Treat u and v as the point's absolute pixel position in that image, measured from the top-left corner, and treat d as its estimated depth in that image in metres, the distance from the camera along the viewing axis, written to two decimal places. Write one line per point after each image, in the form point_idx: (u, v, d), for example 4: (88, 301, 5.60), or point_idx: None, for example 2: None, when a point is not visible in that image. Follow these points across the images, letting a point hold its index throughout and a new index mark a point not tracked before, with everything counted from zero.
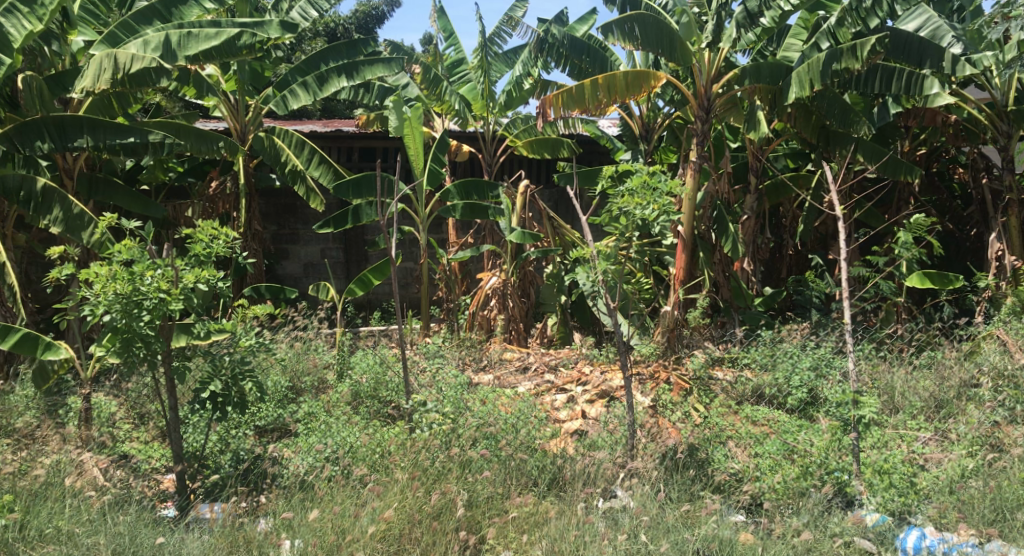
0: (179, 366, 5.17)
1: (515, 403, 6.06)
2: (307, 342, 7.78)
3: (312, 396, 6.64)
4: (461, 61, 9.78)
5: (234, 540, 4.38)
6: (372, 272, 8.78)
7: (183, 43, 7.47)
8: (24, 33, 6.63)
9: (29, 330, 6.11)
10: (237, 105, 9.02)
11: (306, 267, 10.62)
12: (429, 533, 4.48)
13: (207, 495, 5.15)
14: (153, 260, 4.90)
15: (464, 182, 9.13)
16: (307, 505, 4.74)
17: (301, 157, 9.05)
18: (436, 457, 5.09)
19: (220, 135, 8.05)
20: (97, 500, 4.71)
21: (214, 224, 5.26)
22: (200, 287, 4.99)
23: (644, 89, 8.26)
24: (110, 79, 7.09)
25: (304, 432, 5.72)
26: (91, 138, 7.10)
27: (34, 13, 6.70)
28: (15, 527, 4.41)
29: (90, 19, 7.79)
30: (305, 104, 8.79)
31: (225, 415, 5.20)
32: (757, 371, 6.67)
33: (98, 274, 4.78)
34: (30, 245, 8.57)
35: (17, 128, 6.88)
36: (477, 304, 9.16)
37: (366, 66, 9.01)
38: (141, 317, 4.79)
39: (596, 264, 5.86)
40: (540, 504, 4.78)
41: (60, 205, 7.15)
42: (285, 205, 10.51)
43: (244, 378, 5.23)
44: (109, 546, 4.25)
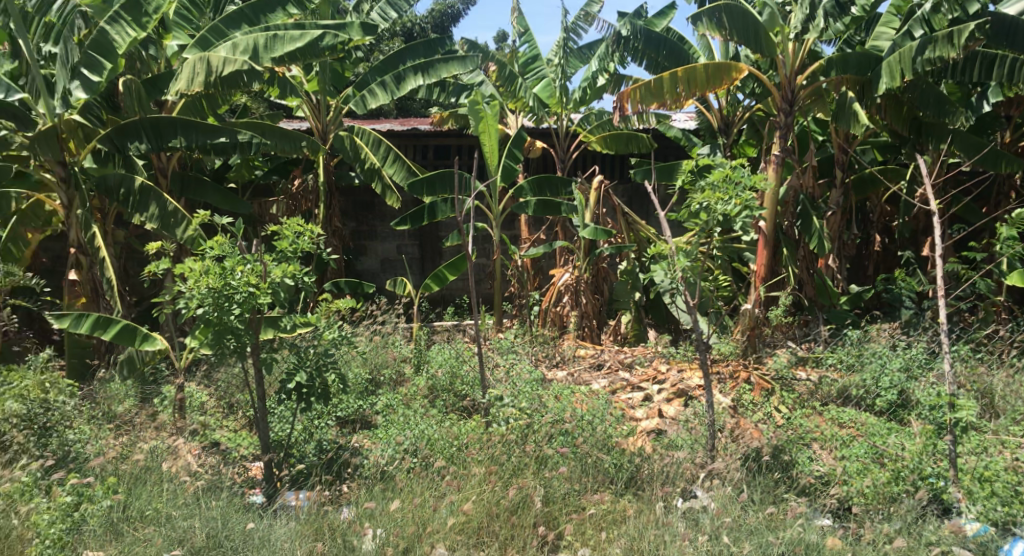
0: (267, 357, 5.29)
1: (590, 400, 5.98)
2: (385, 336, 7.87)
3: (389, 388, 6.75)
4: (535, 57, 9.63)
5: (319, 528, 4.49)
6: (447, 266, 8.82)
7: (269, 45, 7.66)
8: (128, 40, 6.94)
9: (128, 322, 6.34)
10: (318, 105, 9.24)
11: (383, 263, 10.77)
12: (507, 527, 4.55)
13: (293, 483, 5.24)
14: (244, 255, 5.05)
15: (537, 177, 9.22)
16: (388, 496, 4.81)
17: (377, 155, 9.17)
18: (512, 452, 5.13)
19: (303, 134, 8.21)
20: (192, 485, 4.86)
21: (300, 220, 5.38)
22: (287, 282, 5.10)
23: (724, 82, 8.11)
24: (203, 82, 7.35)
25: (383, 424, 5.80)
26: (184, 139, 7.36)
27: (139, 21, 6.98)
28: (119, 508, 4.60)
29: (184, 23, 8.07)
30: (383, 103, 8.92)
31: (309, 406, 5.32)
32: (843, 372, 6.44)
33: (191, 269, 4.96)
34: (127, 240, 8.93)
35: (116, 130, 7.20)
36: (550, 300, 9.18)
37: (441, 64, 9.06)
38: (232, 310, 4.94)
39: (674, 260, 5.81)
40: (617, 503, 4.78)
41: (156, 203, 7.40)
42: (363, 202, 10.68)
43: (328, 369, 5.36)
44: (203, 531, 4.38)
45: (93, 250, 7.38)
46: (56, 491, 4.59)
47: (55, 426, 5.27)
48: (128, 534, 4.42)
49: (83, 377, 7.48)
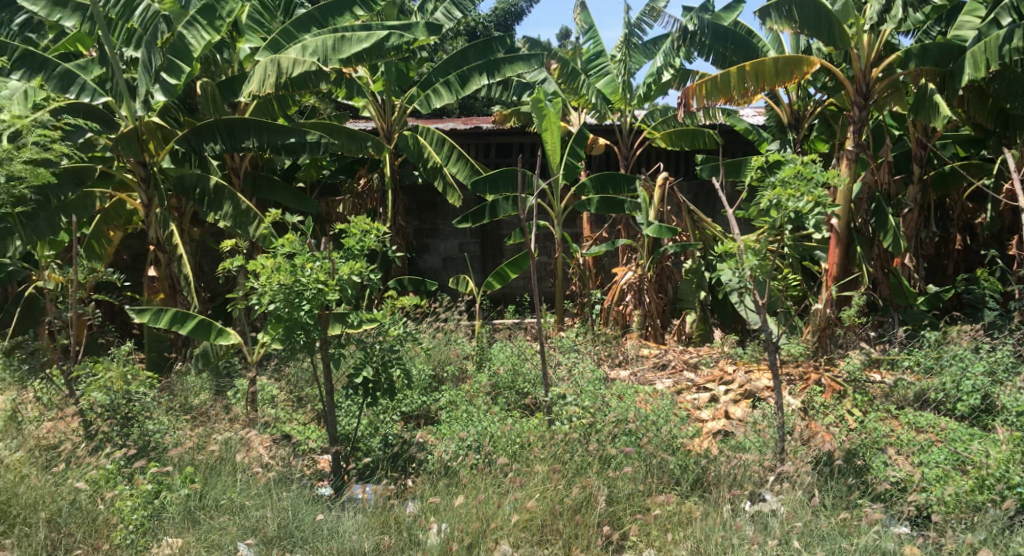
0: (335, 352, 5.35)
1: (655, 400, 5.88)
2: (448, 333, 7.89)
3: (452, 385, 6.75)
4: (600, 53, 9.66)
5: (386, 520, 4.51)
6: (510, 264, 8.79)
7: (337, 47, 7.73)
8: (203, 43, 7.25)
9: (204, 317, 6.53)
10: (384, 105, 9.26)
11: (445, 261, 10.81)
12: (570, 526, 4.48)
13: (360, 476, 5.28)
14: (313, 253, 5.10)
15: (599, 174, 9.11)
16: (452, 491, 4.79)
17: (440, 154, 9.18)
18: (575, 451, 5.05)
19: (369, 134, 8.27)
20: (264, 476, 4.94)
21: (367, 219, 5.41)
22: (354, 279, 5.15)
23: (796, 76, 7.88)
24: (274, 83, 7.50)
25: (447, 420, 5.80)
26: (257, 141, 7.63)
27: (213, 25, 7.29)
28: (196, 497, 4.72)
29: (256, 27, 8.08)
30: (447, 103, 8.91)
31: (375, 400, 5.36)
32: (921, 375, 6.22)
33: (264, 266, 5.04)
34: (202, 238, 9.15)
35: (193, 131, 7.51)
36: (612, 298, 9.10)
37: (506, 63, 9.04)
38: (302, 306, 4.99)
39: (742, 259, 5.70)
40: (683, 504, 4.68)
41: (230, 202, 7.75)
42: (426, 201, 10.73)
43: (393, 364, 5.38)
44: (275, 521, 4.47)
45: (171, 248, 7.66)
46: (139, 478, 4.74)
47: (136, 416, 5.37)
48: (204, 522, 4.52)
49: (161, 370, 7.71)
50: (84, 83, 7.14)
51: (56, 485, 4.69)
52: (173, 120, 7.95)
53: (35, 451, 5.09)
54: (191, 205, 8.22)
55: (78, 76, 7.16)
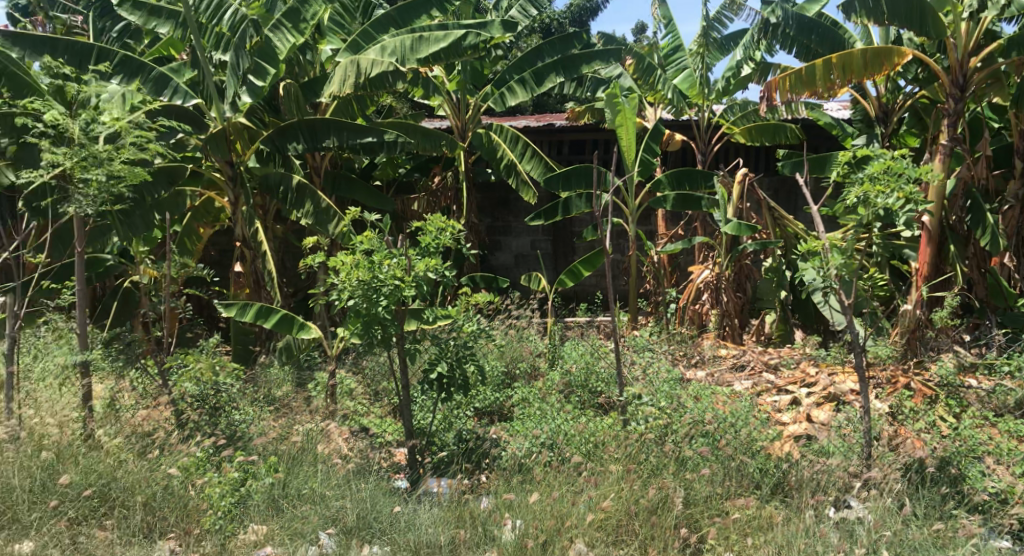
0: (411, 347, 5.38)
1: (735, 402, 5.73)
2: (521, 330, 7.86)
3: (524, 382, 6.71)
4: (678, 47, 9.56)
5: (461, 515, 4.51)
6: (583, 262, 8.68)
7: (415, 47, 7.77)
8: (288, 46, 7.48)
9: (287, 312, 6.77)
10: (459, 104, 9.33)
11: (517, 258, 10.78)
12: (646, 527, 4.39)
13: (435, 470, 5.30)
14: (391, 249, 5.15)
15: (674, 170, 8.92)
16: (526, 487, 4.76)
17: (515, 152, 9.13)
18: (651, 451, 4.96)
19: (443, 133, 8.35)
20: (342, 467, 5.01)
21: (443, 216, 5.42)
22: (430, 276, 5.16)
23: (887, 67, 7.55)
24: (354, 84, 7.66)
25: (521, 416, 5.77)
26: (337, 139, 7.74)
27: (298, 28, 7.51)
28: (279, 486, 4.83)
29: (336, 29, 8.34)
30: (522, 101, 8.88)
31: (450, 396, 5.36)
32: (1019, 382, 5.91)
33: (344, 262, 5.10)
34: (284, 236, 9.35)
35: (277, 132, 7.71)
36: (688, 298, 8.92)
37: (582, 62, 8.97)
38: (379, 301, 5.03)
39: (827, 258, 5.46)
40: (764, 508, 4.55)
41: (311, 200, 7.90)
42: (499, 198, 10.72)
43: (468, 360, 5.37)
44: (354, 512, 4.54)
45: (256, 244, 7.95)
46: (226, 466, 4.88)
47: (223, 406, 5.58)
48: (287, 510, 4.65)
49: (246, 362, 7.99)
50: (177, 86, 7.46)
51: (151, 471, 4.85)
52: (258, 121, 8.19)
53: (131, 438, 5.27)
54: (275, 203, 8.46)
55: (171, 79, 7.47)
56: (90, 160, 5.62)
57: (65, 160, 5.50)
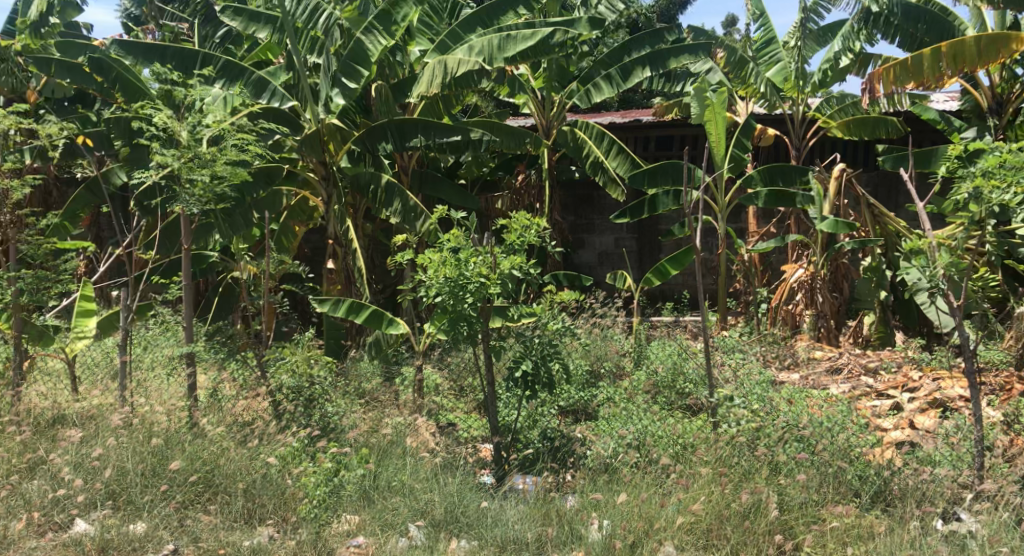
0: (496, 344, 5.49)
1: (830, 406, 5.64)
2: (606, 329, 7.89)
3: (610, 381, 6.74)
4: (772, 40, 9.29)
5: (548, 513, 4.59)
6: (671, 260, 8.61)
7: (502, 46, 7.83)
8: (380, 47, 7.65)
9: (377, 308, 7.02)
10: (544, 101, 9.44)
11: (601, 256, 10.79)
12: (740, 532, 4.37)
13: (521, 467, 5.40)
14: (477, 247, 5.28)
15: (768, 166, 8.81)
16: (613, 488, 4.80)
17: (601, 148, 9.11)
18: (743, 455, 4.93)
19: (528, 131, 8.46)
20: (430, 461, 5.16)
21: (529, 214, 5.51)
22: (515, 273, 5.25)
23: (999, 56, 7.50)
24: (440, 84, 7.80)
25: (607, 416, 5.82)
26: (424, 138, 7.92)
27: (389, 31, 7.67)
28: (371, 476, 5.01)
29: (425, 29, 8.62)
30: (608, 97, 8.84)
31: (535, 394, 5.45)
32: None
33: (431, 260, 5.26)
34: (373, 233, 9.60)
35: (367, 132, 7.95)
36: (782, 298, 8.81)
37: (671, 55, 8.83)
38: (465, 298, 5.17)
39: (933, 257, 5.25)
40: (865, 517, 4.48)
41: (398, 199, 8.08)
42: (582, 195, 10.75)
43: (553, 359, 5.45)
44: (442, 505, 4.69)
45: (348, 242, 8.25)
46: (320, 456, 5.10)
47: (317, 398, 5.82)
48: (378, 501, 4.81)
49: (338, 355, 8.25)
50: (275, 89, 7.78)
51: (251, 459, 5.10)
52: (349, 122, 8.42)
53: (232, 427, 5.53)
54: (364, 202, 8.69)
55: (269, 82, 7.79)
56: (196, 161, 5.91)
57: (175, 161, 5.79)
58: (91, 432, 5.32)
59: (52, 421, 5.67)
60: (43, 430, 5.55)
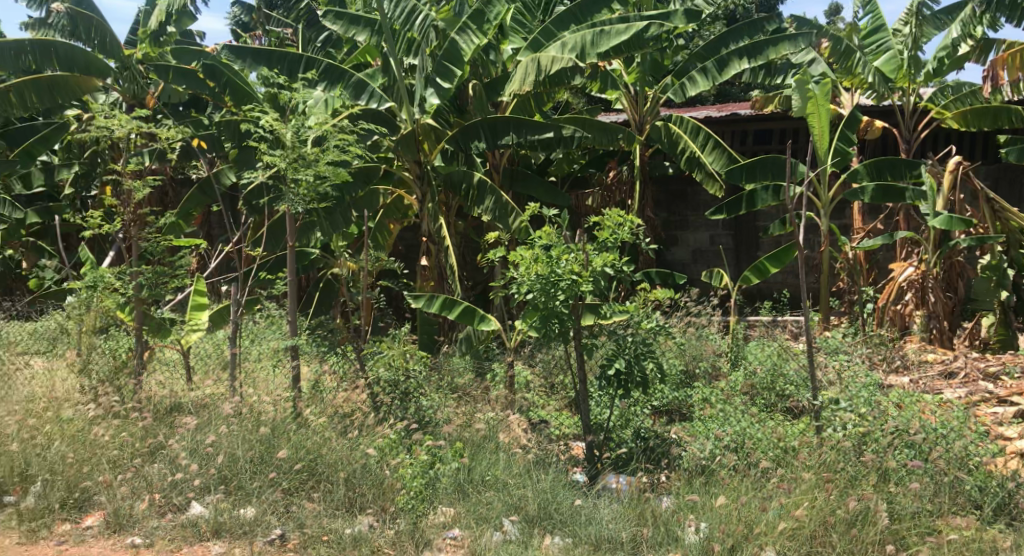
0: (588, 342, 5.53)
1: (945, 412, 5.44)
2: (701, 328, 7.80)
3: (705, 382, 6.68)
4: (879, 28, 9.01)
5: (643, 514, 4.60)
6: (770, 258, 8.38)
7: (596, 41, 7.83)
8: (473, 47, 7.75)
9: (470, 304, 7.16)
10: (637, 96, 9.31)
11: (695, 253, 10.64)
12: (846, 540, 4.27)
13: (614, 466, 5.42)
14: (568, 244, 5.34)
15: (874, 161, 8.49)
16: (710, 490, 4.78)
17: (697, 143, 8.97)
18: (849, 461, 4.82)
19: (620, 127, 8.43)
20: (522, 457, 5.24)
21: (621, 211, 5.52)
22: (608, 270, 5.28)
23: None
24: (533, 81, 7.87)
25: (702, 417, 5.78)
26: (516, 135, 8.02)
27: (482, 29, 7.78)
28: (466, 470, 5.12)
29: (518, 27, 8.70)
30: (704, 90, 8.73)
31: (628, 393, 5.45)
32: None
33: (524, 257, 5.37)
34: (467, 230, 9.75)
35: (460, 131, 8.07)
36: (890, 298, 8.47)
37: (769, 46, 8.64)
38: (557, 295, 5.23)
39: None
40: (985, 531, 4.32)
41: (491, 196, 8.19)
42: (676, 191, 10.64)
43: (646, 358, 5.44)
44: (536, 501, 4.76)
45: (441, 239, 8.40)
46: (417, 448, 5.24)
47: (412, 392, 6.03)
48: (473, 495, 4.91)
49: (432, 350, 8.43)
50: (374, 90, 7.96)
51: (352, 449, 5.28)
52: (444, 121, 8.57)
53: (334, 418, 5.73)
54: (457, 200, 8.84)
55: (368, 84, 7.96)
56: (301, 162, 6.12)
57: (282, 161, 6.02)
58: (205, 419, 5.62)
59: (170, 409, 6.02)
60: (162, 417, 5.91)
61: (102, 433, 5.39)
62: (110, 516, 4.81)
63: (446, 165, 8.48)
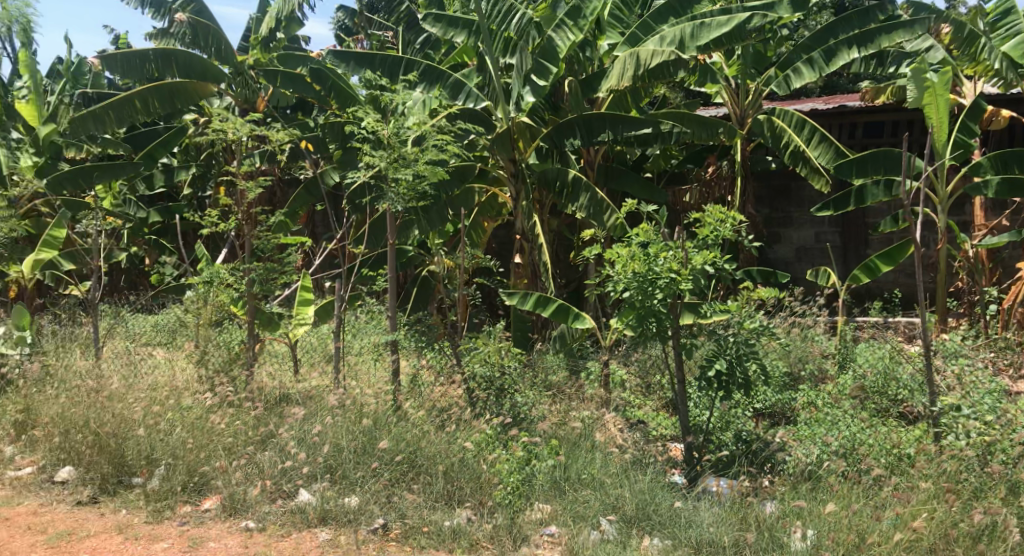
0: (687, 342, 5.41)
1: None
2: (807, 328, 7.54)
3: (810, 385, 6.46)
4: (1010, 10, 8.46)
5: (745, 518, 4.46)
6: (882, 257, 8.00)
7: (695, 34, 7.67)
8: (569, 43, 7.69)
9: (564, 301, 7.14)
10: (738, 90, 9.08)
11: (798, 252, 10.30)
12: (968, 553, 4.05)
13: (715, 469, 5.30)
14: (666, 242, 5.25)
15: (999, 153, 8.03)
16: (819, 497, 4.63)
17: (801, 137, 8.61)
18: (972, 472, 4.58)
19: (720, 121, 8.20)
20: (619, 458, 5.20)
21: (722, 208, 5.38)
22: (708, 269, 5.20)
23: None
24: (631, 76, 7.78)
25: (808, 422, 5.60)
26: (612, 132, 7.93)
27: (577, 25, 7.69)
28: (562, 468, 5.10)
29: (615, 22, 8.59)
30: (810, 82, 8.42)
31: (729, 394, 5.32)
32: None
33: (620, 254, 5.31)
34: (562, 228, 9.72)
35: (556, 128, 8.04)
36: (1016, 300, 7.93)
37: (882, 34, 8.21)
38: (655, 294, 5.14)
39: None
40: None
41: (585, 193, 8.13)
42: (779, 187, 10.35)
43: (749, 359, 5.29)
44: (633, 501, 4.70)
45: (536, 237, 8.39)
46: (513, 444, 5.26)
47: (507, 388, 6.02)
48: (570, 493, 4.90)
49: (526, 348, 8.43)
50: (470, 91, 7.97)
51: (449, 443, 5.33)
52: (539, 119, 8.54)
53: (432, 412, 5.81)
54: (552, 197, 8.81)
55: (465, 84, 8.00)
56: (400, 161, 6.24)
57: (382, 161, 6.14)
58: (312, 410, 5.79)
59: (280, 399, 6.22)
60: (272, 407, 6.13)
61: (218, 421, 5.62)
62: (226, 500, 5.04)
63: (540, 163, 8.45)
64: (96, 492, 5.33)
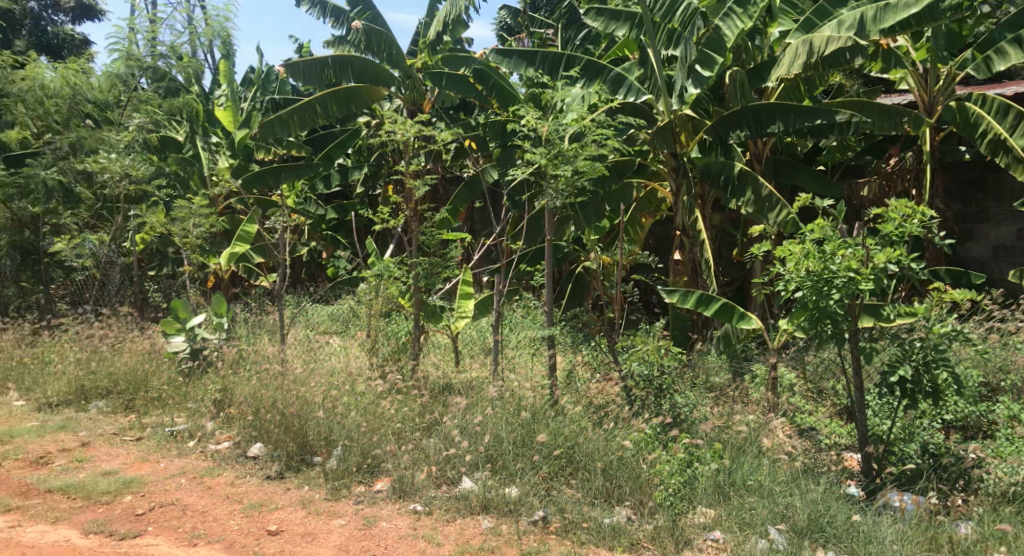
0: (867, 346, 5.04)
1: None
2: (1002, 333, 6.90)
3: (1011, 398, 5.92)
4: None
5: (936, 539, 4.27)
6: None
7: (879, 17, 7.17)
8: (736, 32, 7.43)
9: (728, 301, 6.85)
10: (926, 76, 8.45)
11: (996, 250, 9.43)
12: None
13: (897, 483, 4.93)
14: (845, 239, 4.93)
15: None
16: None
17: (1005, 125, 7.89)
18: None
19: (905, 109, 7.76)
20: (788, 466, 4.95)
21: (910, 202, 4.97)
22: (891, 268, 4.82)
23: None
24: (803, 64, 7.38)
25: (1010, 441, 5.12)
26: (783, 124, 7.53)
27: (747, 13, 7.40)
28: (725, 472, 4.87)
29: (789, 9, 8.32)
30: (1016, 64, 7.69)
31: (915, 405, 4.93)
32: None
33: (792, 252, 5.00)
34: (725, 223, 9.38)
35: (721, 120, 7.75)
36: None
37: None
38: (831, 294, 4.81)
39: None
40: None
41: (751, 187, 7.79)
42: (975, 179, 9.56)
43: (939, 367, 4.88)
44: (806, 511, 4.45)
45: (695, 232, 8.10)
46: (675, 445, 5.11)
47: (668, 388, 5.80)
48: (734, 499, 4.66)
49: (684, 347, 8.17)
50: (631, 85, 7.88)
51: (608, 440, 5.20)
52: (703, 111, 8.24)
53: (589, 409, 5.71)
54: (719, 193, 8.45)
55: (626, 78, 7.92)
56: (559, 157, 6.16)
57: (541, 158, 6.10)
58: (475, 400, 5.80)
59: (443, 388, 6.33)
60: (437, 395, 6.23)
61: (389, 407, 5.77)
62: (396, 483, 5.17)
63: (705, 157, 8.16)
64: (283, 467, 5.58)
